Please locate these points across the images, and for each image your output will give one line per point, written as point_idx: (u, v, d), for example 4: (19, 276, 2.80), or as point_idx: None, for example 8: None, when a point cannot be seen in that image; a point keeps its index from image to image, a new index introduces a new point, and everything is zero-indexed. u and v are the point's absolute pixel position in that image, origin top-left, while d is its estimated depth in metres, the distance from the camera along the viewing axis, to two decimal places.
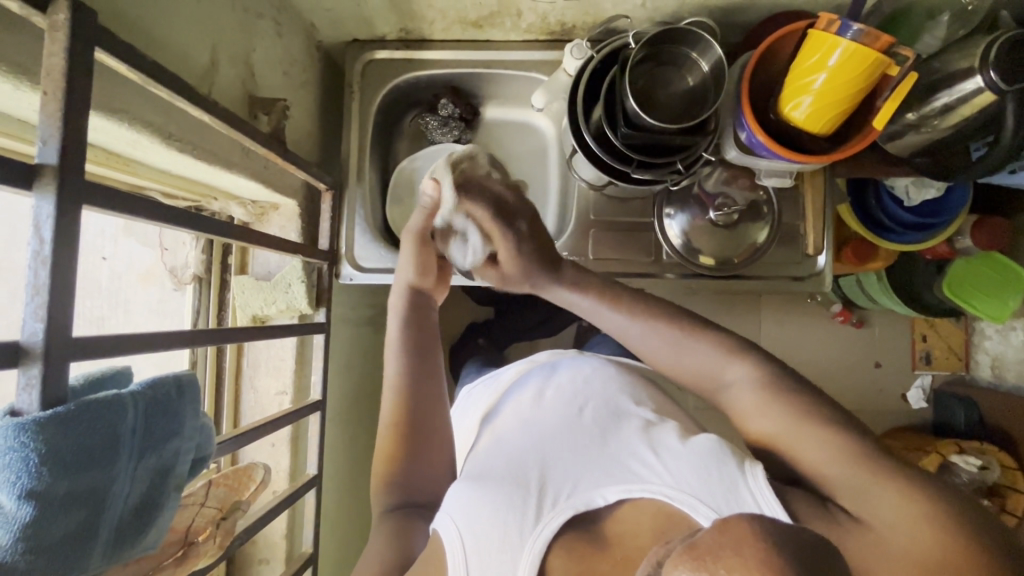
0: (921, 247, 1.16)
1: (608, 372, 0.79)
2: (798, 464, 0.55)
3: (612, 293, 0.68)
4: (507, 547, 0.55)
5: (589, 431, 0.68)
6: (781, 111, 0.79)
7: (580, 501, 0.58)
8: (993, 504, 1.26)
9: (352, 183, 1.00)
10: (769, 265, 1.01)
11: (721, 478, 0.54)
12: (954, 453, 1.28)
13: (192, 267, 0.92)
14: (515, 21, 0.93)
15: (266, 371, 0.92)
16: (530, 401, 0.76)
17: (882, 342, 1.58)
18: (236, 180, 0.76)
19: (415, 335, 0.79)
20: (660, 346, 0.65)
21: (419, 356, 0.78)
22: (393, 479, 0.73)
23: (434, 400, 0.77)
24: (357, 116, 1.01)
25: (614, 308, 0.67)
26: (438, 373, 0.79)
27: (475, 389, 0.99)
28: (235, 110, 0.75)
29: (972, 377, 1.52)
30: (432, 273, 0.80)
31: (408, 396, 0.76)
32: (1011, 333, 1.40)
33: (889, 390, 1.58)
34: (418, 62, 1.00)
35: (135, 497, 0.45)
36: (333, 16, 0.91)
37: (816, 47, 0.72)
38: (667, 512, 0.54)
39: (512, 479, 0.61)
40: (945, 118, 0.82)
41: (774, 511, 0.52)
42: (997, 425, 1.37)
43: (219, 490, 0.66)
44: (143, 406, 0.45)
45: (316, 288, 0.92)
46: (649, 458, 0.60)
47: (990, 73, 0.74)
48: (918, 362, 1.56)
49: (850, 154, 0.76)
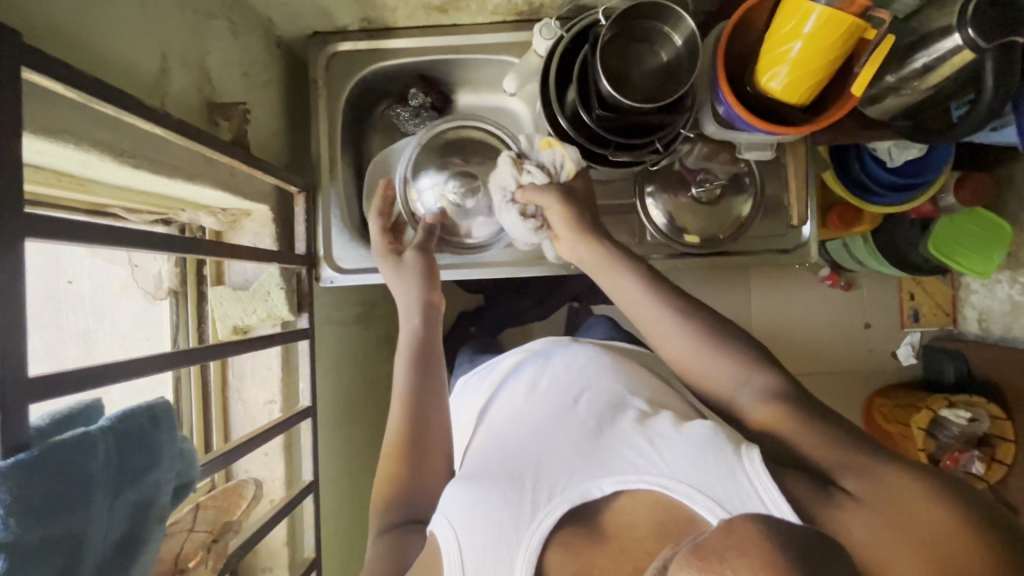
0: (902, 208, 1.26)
1: (601, 362, 0.79)
2: (803, 457, 0.58)
3: (649, 278, 0.72)
4: (500, 546, 0.56)
5: (584, 421, 0.67)
6: (758, 83, 0.77)
7: (575, 493, 0.58)
8: (986, 454, 1.42)
9: (325, 183, 0.97)
10: (757, 238, 0.99)
11: (718, 464, 0.54)
12: (944, 407, 1.44)
13: (165, 282, 0.86)
14: (481, 4, 0.90)
15: (253, 381, 0.90)
16: (524, 393, 0.76)
17: (869, 303, 1.72)
18: (202, 191, 0.74)
19: (423, 347, 0.82)
20: (691, 348, 0.66)
21: (422, 365, 0.81)
22: (389, 487, 0.73)
23: (432, 408, 0.78)
24: (324, 113, 0.97)
25: (658, 302, 0.69)
26: (440, 383, 0.81)
27: (470, 381, 0.99)
28: (194, 116, 0.70)
29: (960, 330, 1.64)
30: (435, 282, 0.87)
31: (409, 409, 0.77)
32: (996, 287, 1.51)
33: (878, 349, 1.73)
34: (384, 52, 0.97)
35: (116, 533, 0.45)
36: (290, 9, 0.87)
37: (790, 14, 0.70)
38: (665, 503, 0.55)
39: (505, 473, 0.61)
40: (924, 79, 0.81)
41: (782, 511, 0.51)
42: (987, 377, 1.48)
43: (208, 512, 0.66)
44: (113, 440, 0.44)
45: (296, 293, 0.90)
46: (646, 448, 0.59)
47: (967, 30, 0.72)
48: (907, 320, 1.69)
49: (827, 123, 0.75)
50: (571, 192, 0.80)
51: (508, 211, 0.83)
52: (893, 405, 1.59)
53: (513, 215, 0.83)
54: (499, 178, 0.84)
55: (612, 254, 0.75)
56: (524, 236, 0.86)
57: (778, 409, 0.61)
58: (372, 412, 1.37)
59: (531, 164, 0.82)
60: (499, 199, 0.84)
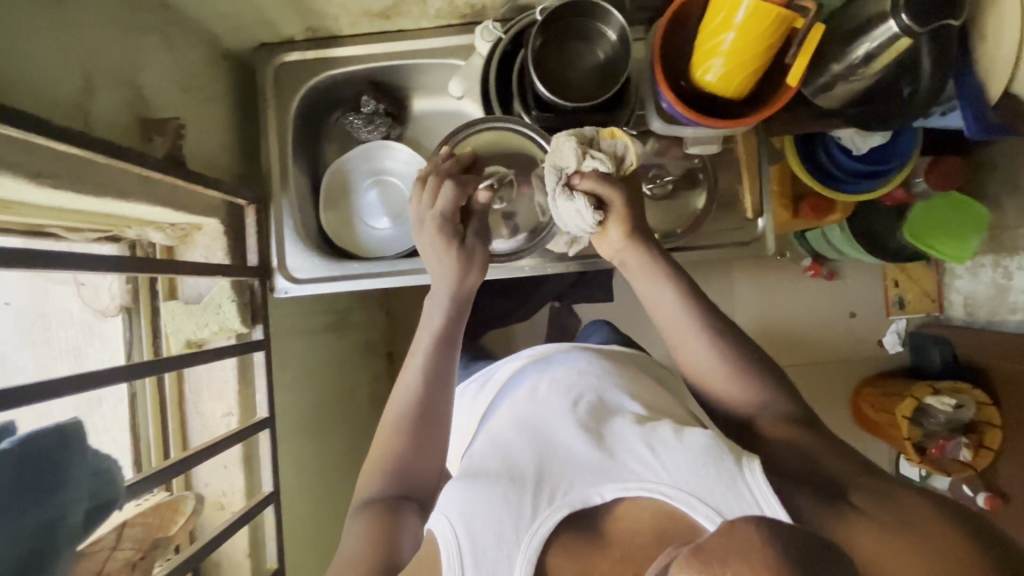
0: (875, 195, 1.25)
1: (601, 367, 0.83)
2: (803, 466, 0.63)
3: (685, 293, 0.77)
4: (501, 545, 0.58)
5: (587, 424, 0.70)
6: (694, 77, 0.76)
7: (576, 498, 0.61)
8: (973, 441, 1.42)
9: (277, 193, 0.97)
10: (714, 232, 0.97)
11: (720, 475, 0.58)
12: (930, 395, 1.43)
13: (117, 298, 0.87)
14: (422, 9, 0.90)
15: (210, 394, 0.90)
16: (525, 398, 0.79)
17: (853, 292, 1.73)
18: (140, 207, 0.74)
19: (446, 334, 0.80)
20: (721, 369, 0.73)
21: (441, 349, 0.79)
22: (387, 464, 0.73)
23: (440, 393, 0.77)
24: (274, 124, 0.98)
25: (700, 329, 0.75)
26: (451, 371, 0.80)
27: (469, 389, 1.03)
28: (125, 133, 0.71)
29: (946, 316, 1.63)
30: (468, 271, 0.81)
31: (425, 389, 0.77)
32: (981, 270, 1.50)
33: (864, 338, 1.73)
34: (332, 60, 0.98)
35: (19, 554, 0.50)
36: (232, 23, 0.88)
37: (720, 7, 0.69)
38: (666, 511, 0.59)
39: (507, 474, 0.64)
40: (869, 66, 0.78)
41: (773, 509, 0.56)
42: (972, 363, 1.49)
43: (137, 529, 0.71)
44: (11, 463, 0.51)
45: (249, 305, 0.90)
46: (646, 455, 0.62)
47: (901, 17, 0.71)
48: (892, 308, 1.69)
49: (765, 116, 0.74)
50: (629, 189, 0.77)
51: (570, 199, 0.75)
52: (881, 397, 1.59)
53: (579, 204, 0.75)
54: (555, 159, 0.75)
55: (655, 262, 0.79)
56: (577, 228, 0.78)
57: (787, 429, 0.68)
58: (346, 419, 1.37)
59: (595, 150, 0.75)
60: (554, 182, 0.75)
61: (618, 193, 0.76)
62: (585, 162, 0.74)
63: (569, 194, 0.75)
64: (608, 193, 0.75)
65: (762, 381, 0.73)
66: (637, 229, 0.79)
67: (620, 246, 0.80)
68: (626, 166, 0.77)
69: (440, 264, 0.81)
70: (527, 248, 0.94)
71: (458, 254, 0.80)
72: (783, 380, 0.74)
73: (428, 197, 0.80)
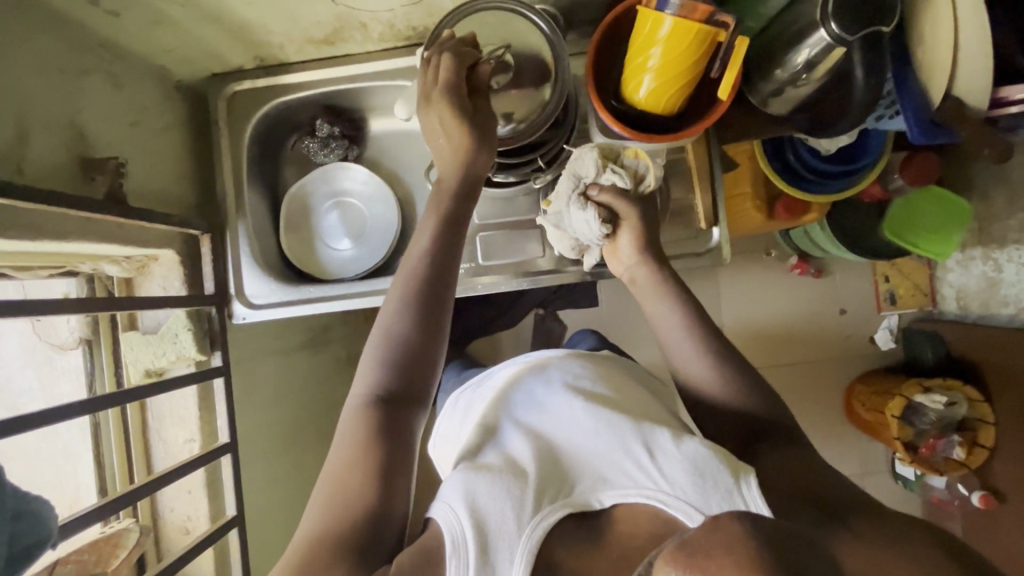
0: (849, 193, 1.23)
1: (596, 370, 0.82)
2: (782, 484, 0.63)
3: (687, 309, 0.80)
4: (505, 537, 0.58)
5: (589, 424, 0.69)
6: (627, 92, 0.76)
7: (576, 502, 0.62)
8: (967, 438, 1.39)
9: (234, 221, 0.98)
10: (668, 244, 0.96)
11: (717, 487, 0.59)
12: (919, 393, 1.39)
13: (76, 331, 0.91)
14: (364, 33, 0.91)
15: (172, 422, 0.93)
16: (522, 402, 0.78)
17: (843, 290, 1.68)
18: (85, 245, 0.77)
19: (448, 232, 0.77)
20: (735, 393, 0.74)
21: (441, 245, 0.76)
22: (384, 356, 0.72)
23: (442, 285, 0.75)
24: (229, 152, 0.99)
25: (696, 348, 0.77)
26: (453, 265, 0.77)
27: (460, 396, 1.01)
28: (62, 174, 0.73)
29: (939, 311, 1.59)
30: (468, 146, 0.77)
31: (426, 280, 0.75)
32: (971, 263, 1.46)
33: (856, 336, 1.68)
34: (282, 87, 0.98)
35: None
36: (181, 58, 0.89)
37: (643, 24, 0.69)
38: (662, 517, 0.60)
39: (509, 470, 0.64)
40: (811, 73, 0.76)
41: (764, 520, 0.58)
42: (964, 357, 1.46)
43: (68, 567, 0.77)
44: None
45: (207, 333, 0.92)
46: (644, 460, 0.63)
47: (831, 26, 0.70)
48: (883, 303, 1.64)
49: (701, 128, 0.74)
50: (644, 208, 0.82)
51: (583, 208, 0.80)
52: (870, 395, 1.55)
53: (590, 215, 0.80)
54: (575, 169, 0.81)
55: (664, 283, 0.81)
56: (589, 237, 0.82)
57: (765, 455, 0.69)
58: (324, 436, 1.39)
59: (614, 166, 0.80)
60: (570, 190, 0.81)
61: (631, 210, 0.81)
62: (604, 175, 0.80)
63: (583, 204, 0.80)
64: (622, 207, 0.81)
65: (729, 399, 0.74)
66: (650, 248, 0.82)
67: (631, 263, 0.83)
68: (647, 182, 0.82)
69: (447, 138, 0.77)
70: (522, 134, 0.83)
71: (466, 130, 0.76)
72: (731, 395, 0.74)
73: (431, 72, 0.78)
